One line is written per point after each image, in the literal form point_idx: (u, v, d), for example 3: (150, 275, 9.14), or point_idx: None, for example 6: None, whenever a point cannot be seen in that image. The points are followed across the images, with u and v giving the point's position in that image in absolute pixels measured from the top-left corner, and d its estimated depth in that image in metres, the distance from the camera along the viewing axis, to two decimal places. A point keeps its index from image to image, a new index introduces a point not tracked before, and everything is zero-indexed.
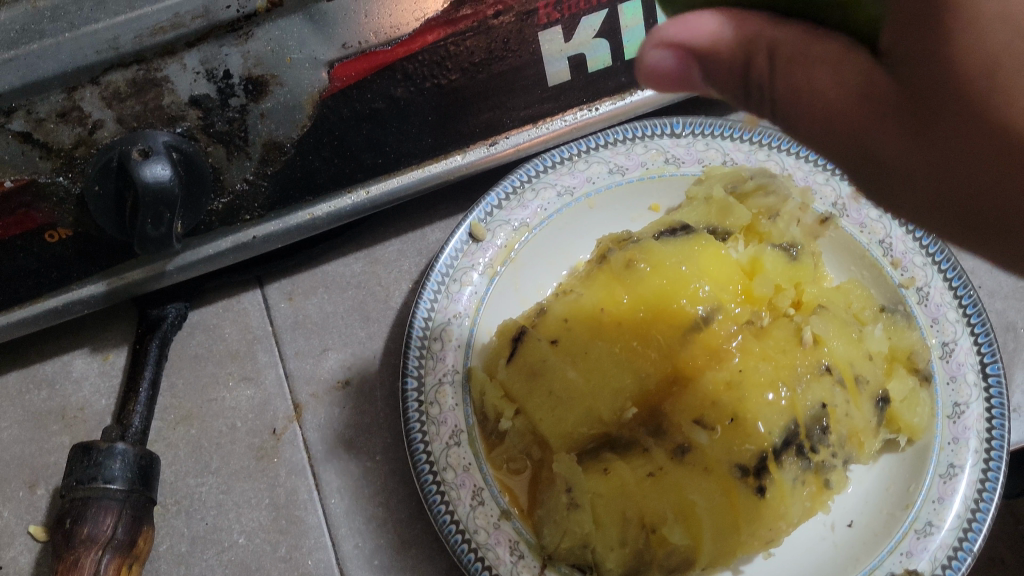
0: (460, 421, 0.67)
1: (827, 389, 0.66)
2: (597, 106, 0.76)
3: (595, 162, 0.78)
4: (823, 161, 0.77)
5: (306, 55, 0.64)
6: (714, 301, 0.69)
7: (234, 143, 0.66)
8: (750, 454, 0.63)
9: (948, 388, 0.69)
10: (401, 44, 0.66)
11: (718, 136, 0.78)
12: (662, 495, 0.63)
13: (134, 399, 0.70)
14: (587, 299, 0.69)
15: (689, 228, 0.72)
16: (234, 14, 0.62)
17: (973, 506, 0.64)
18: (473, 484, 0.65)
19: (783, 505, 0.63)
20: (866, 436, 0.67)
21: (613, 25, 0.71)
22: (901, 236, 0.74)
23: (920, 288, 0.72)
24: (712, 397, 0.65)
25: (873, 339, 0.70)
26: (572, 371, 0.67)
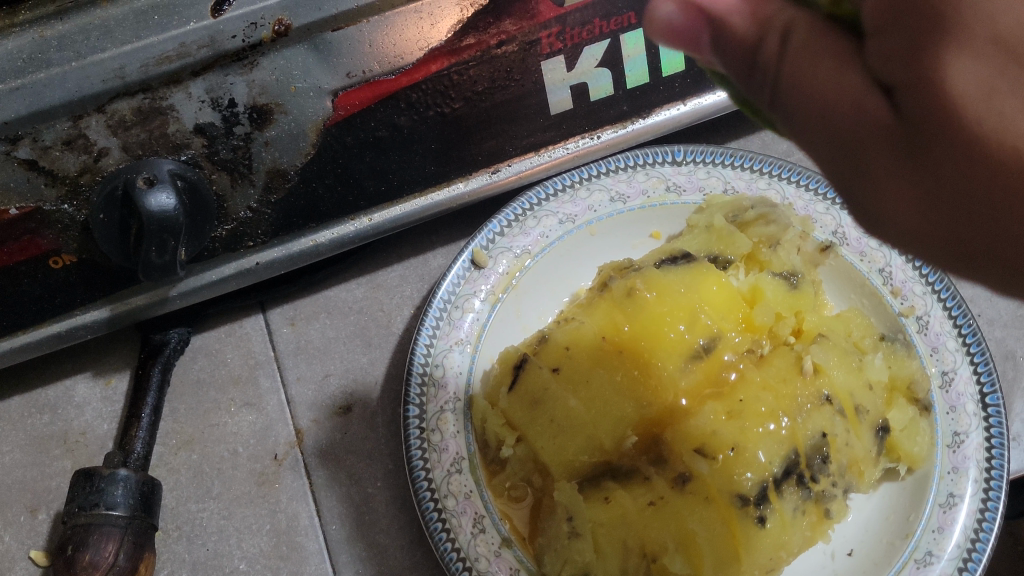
0: (461, 448, 0.68)
1: (827, 419, 0.66)
2: (599, 134, 0.76)
3: (597, 189, 0.78)
4: (823, 190, 0.77)
5: (310, 84, 0.65)
6: (714, 329, 0.69)
7: (239, 170, 0.67)
8: (751, 484, 0.63)
9: (947, 418, 0.69)
10: (405, 74, 0.66)
11: (719, 164, 0.79)
12: (663, 524, 0.63)
13: (136, 425, 0.70)
14: (589, 327, 0.69)
15: (690, 256, 0.73)
16: (239, 44, 0.62)
17: (973, 536, 0.64)
18: (474, 512, 0.65)
19: (783, 534, 0.63)
20: (866, 465, 0.67)
21: (615, 55, 0.71)
22: (901, 265, 0.74)
23: (920, 316, 0.73)
24: (712, 427, 0.65)
25: (874, 368, 0.70)
26: (573, 399, 0.67)
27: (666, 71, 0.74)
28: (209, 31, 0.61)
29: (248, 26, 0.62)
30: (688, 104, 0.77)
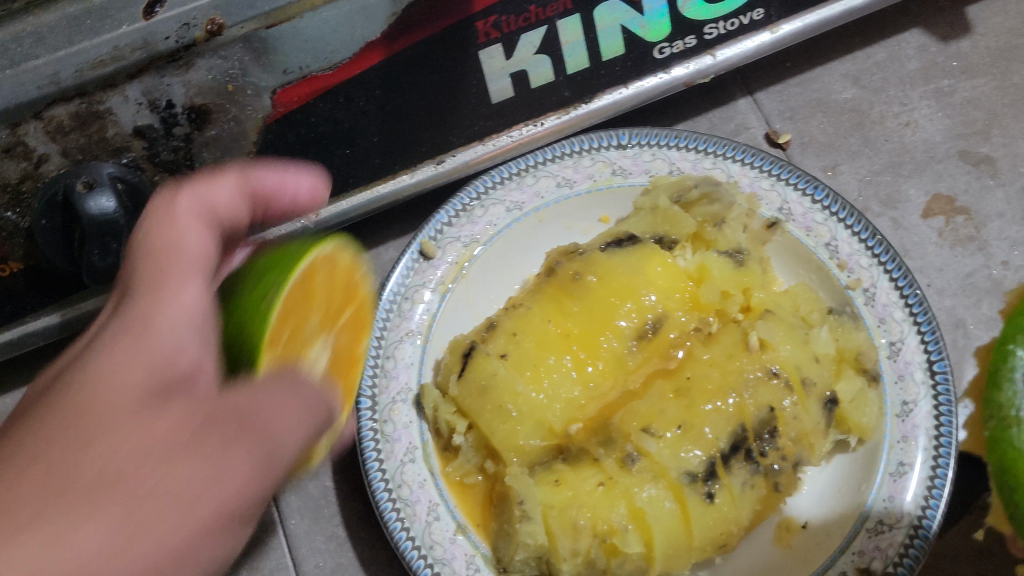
0: (414, 438, 0.69)
1: (774, 393, 0.66)
2: (542, 121, 0.76)
3: (544, 176, 0.78)
4: (768, 167, 0.77)
5: (248, 83, 0.65)
6: (660, 309, 0.70)
7: (180, 171, 0.68)
8: (698, 461, 0.64)
9: (896, 387, 0.70)
10: (343, 68, 0.67)
11: (664, 146, 0.78)
12: (612, 504, 0.63)
13: None
14: (535, 313, 0.70)
15: (635, 238, 0.73)
16: (173, 45, 0.62)
17: (924, 503, 0.65)
18: (429, 500, 0.67)
19: (732, 510, 0.64)
20: (816, 437, 0.67)
21: (552, 41, 0.71)
22: (847, 239, 0.74)
23: (866, 288, 0.73)
24: (660, 405, 0.66)
25: (819, 341, 0.70)
26: (521, 384, 0.67)
27: (606, 54, 0.74)
28: (142, 33, 0.61)
29: (181, 27, 0.62)
30: (630, 88, 0.77)
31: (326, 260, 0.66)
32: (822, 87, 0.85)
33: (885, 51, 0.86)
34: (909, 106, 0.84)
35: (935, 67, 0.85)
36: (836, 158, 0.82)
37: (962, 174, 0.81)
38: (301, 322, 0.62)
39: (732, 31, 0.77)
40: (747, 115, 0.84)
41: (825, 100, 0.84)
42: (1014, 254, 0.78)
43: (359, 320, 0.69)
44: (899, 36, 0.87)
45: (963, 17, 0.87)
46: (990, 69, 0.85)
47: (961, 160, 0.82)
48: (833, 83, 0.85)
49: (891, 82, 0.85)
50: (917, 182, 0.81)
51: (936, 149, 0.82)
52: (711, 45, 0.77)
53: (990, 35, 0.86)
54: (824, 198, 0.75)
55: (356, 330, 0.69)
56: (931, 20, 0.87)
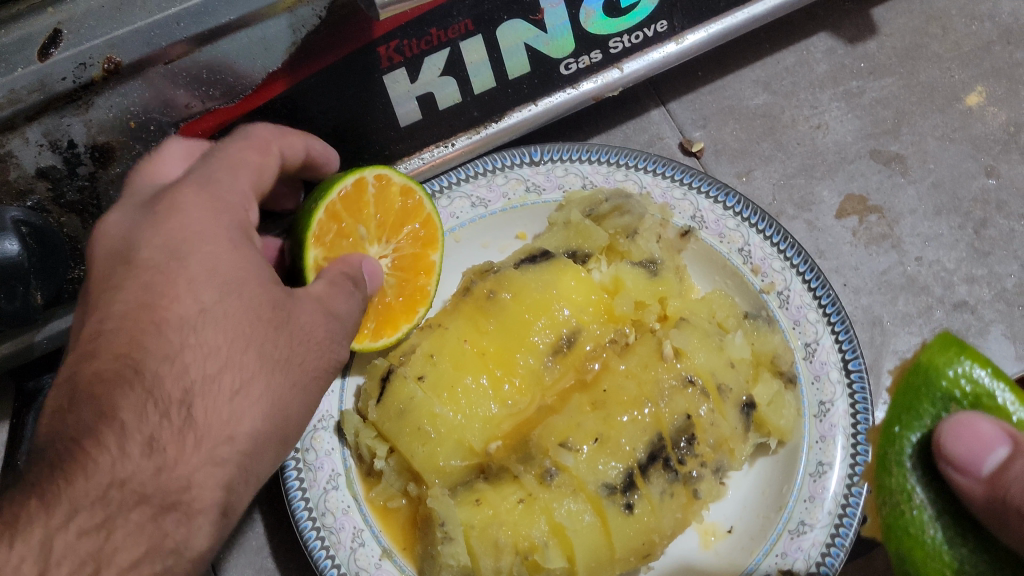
0: (336, 465, 0.69)
1: (690, 400, 0.67)
2: (453, 141, 0.77)
3: (458, 197, 0.79)
4: (679, 176, 0.78)
5: (150, 120, 0.66)
6: (574, 323, 0.70)
7: (88, 211, 0.69)
8: (616, 473, 0.64)
9: (813, 387, 0.71)
10: (245, 100, 0.68)
11: (577, 161, 0.79)
12: (533, 520, 0.63)
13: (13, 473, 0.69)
14: (451, 333, 0.70)
15: (548, 254, 0.73)
16: (70, 85, 0.62)
17: (844, 501, 0.66)
18: (354, 526, 0.67)
19: (652, 519, 0.64)
20: (735, 442, 0.68)
21: (457, 62, 0.72)
22: (759, 243, 0.75)
23: (780, 292, 0.74)
24: (578, 419, 0.66)
25: (735, 347, 0.70)
26: (439, 405, 0.67)
27: (513, 73, 0.75)
28: (38, 75, 0.61)
29: (78, 67, 0.61)
30: (539, 105, 0.78)
31: (382, 185, 0.72)
32: (733, 94, 0.86)
33: (794, 56, 0.87)
34: (819, 109, 0.85)
35: (843, 70, 0.87)
36: (750, 163, 0.83)
37: (874, 174, 0.82)
38: (347, 227, 0.70)
39: (637, 44, 0.78)
40: (660, 126, 0.84)
41: (737, 107, 0.85)
42: (927, 249, 0.79)
43: (405, 214, 0.74)
44: (807, 41, 0.88)
45: (869, 19, 0.89)
46: (897, 69, 0.86)
47: (872, 160, 0.83)
48: (744, 90, 0.86)
49: (800, 86, 0.86)
50: (830, 183, 0.82)
51: (847, 149, 0.83)
52: (617, 58, 0.78)
53: (895, 36, 0.88)
54: (736, 204, 0.77)
55: (422, 245, 0.75)
56: (837, 23, 0.88)
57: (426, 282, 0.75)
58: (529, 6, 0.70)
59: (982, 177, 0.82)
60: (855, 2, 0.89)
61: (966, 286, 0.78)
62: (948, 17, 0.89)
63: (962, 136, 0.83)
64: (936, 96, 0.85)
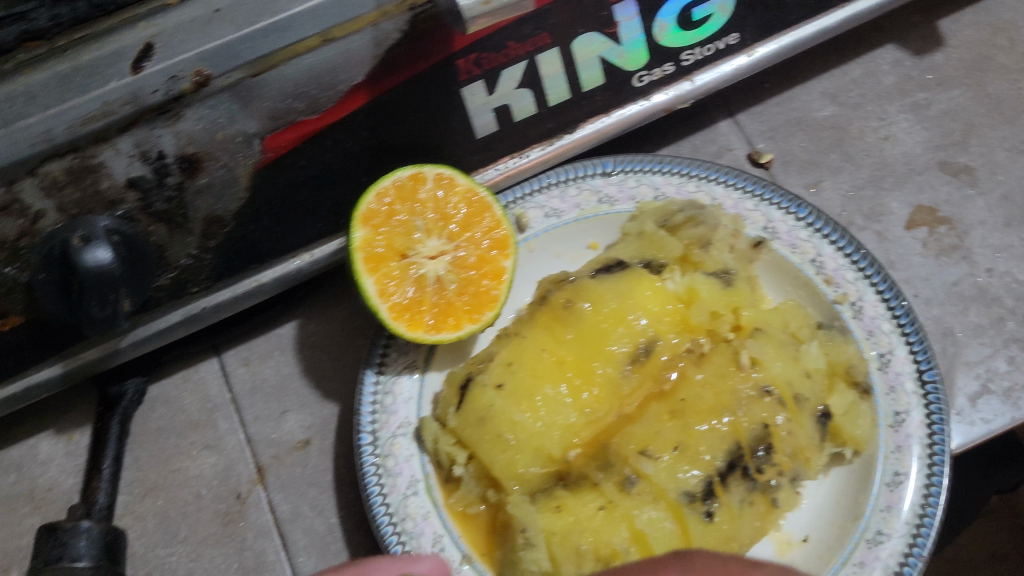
0: (415, 471, 0.70)
1: (768, 409, 0.68)
2: (528, 153, 0.78)
3: (531, 207, 0.80)
4: (751, 187, 0.78)
5: (237, 130, 0.67)
6: (651, 332, 0.70)
7: (175, 221, 0.69)
8: (696, 481, 0.65)
9: (888, 398, 0.71)
10: (328, 112, 0.68)
11: (648, 172, 0.80)
12: (614, 527, 0.64)
13: (98, 476, 0.72)
14: (530, 341, 0.71)
15: (623, 264, 0.74)
16: (161, 98, 0.63)
17: (921, 511, 0.66)
18: (433, 532, 0.68)
19: (732, 528, 0.65)
20: (811, 451, 0.69)
21: (534, 75, 0.73)
22: (832, 254, 0.76)
23: (854, 302, 0.74)
24: (657, 428, 0.67)
25: (810, 356, 0.72)
26: (518, 413, 0.68)
27: (587, 85, 0.76)
28: (131, 88, 0.62)
29: (169, 80, 0.63)
30: (611, 116, 0.79)
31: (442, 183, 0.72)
32: (801, 106, 0.86)
33: (861, 68, 0.88)
34: (887, 120, 0.85)
35: (910, 81, 0.87)
36: (819, 174, 0.83)
37: (943, 185, 0.83)
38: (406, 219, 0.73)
39: (709, 56, 0.79)
40: (729, 137, 0.85)
41: (804, 119, 0.86)
42: (998, 260, 0.79)
43: (471, 220, 0.75)
44: (873, 52, 0.88)
45: (936, 31, 0.89)
46: (965, 81, 0.87)
47: (941, 171, 0.83)
48: (811, 102, 0.87)
49: (868, 98, 0.87)
50: (900, 194, 0.82)
51: (916, 161, 0.84)
52: (688, 71, 0.79)
53: (962, 47, 0.88)
54: (807, 215, 0.77)
55: (495, 246, 0.75)
56: (903, 36, 0.89)
57: (495, 287, 0.74)
58: (605, 19, 0.71)
59: None
60: (921, 14, 0.90)
61: None
62: (1014, 29, 0.89)
63: None
64: (1005, 107, 0.85)
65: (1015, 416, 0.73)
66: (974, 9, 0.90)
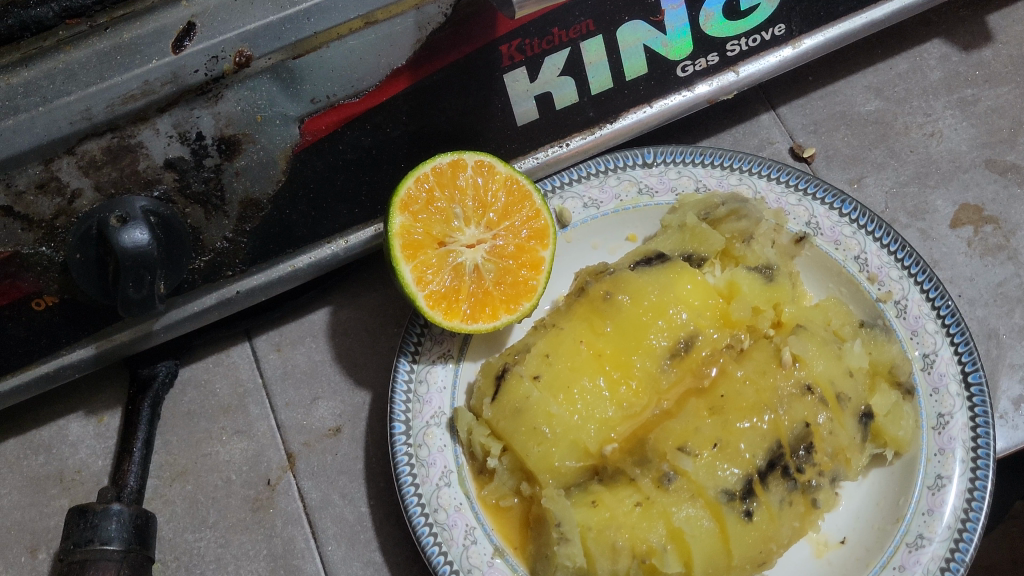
0: (448, 462, 0.69)
1: (809, 408, 0.67)
2: (567, 142, 0.76)
3: (570, 197, 0.78)
4: (795, 181, 0.77)
5: (276, 112, 0.66)
6: (692, 327, 0.69)
7: (212, 203, 0.67)
8: (735, 479, 0.64)
9: (931, 400, 0.70)
10: (368, 96, 0.67)
11: (690, 163, 0.78)
12: (651, 525, 0.63)
13: (128, 459, 0.71)
14: (567, 333, 0.70)
15: (664, 257, 0.72)
16: (201, 78, 0.62)
17: (964, 516, 0.66)
18: (466, 524, 0.67)
19: (771, 527, 0.64)
20: (852, 452, 0.68)
21: (577, 63, 0.72)
22: (876, 251, 0.74)
23: (898, 301, 0.73)
24: (695, 424, 0.66)
25: (853, 355, 0.70)
26: (555, 405, 0.67)
27: (630, 74, 0.74)
28: (171, 67, 0.62)
29: (210, 60, 0.62)
30: (654, 106, 0.77)
31: (482, 170, 0.70)
32: (845, 100, 0.85)
33: (907, 62, 0.86)
34: (933, 116, 0.84)
35: (957, 77, 0.85)
36: (862, 169, 0.82)
37: (989, 183, 0.81)
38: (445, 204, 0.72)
39: (754, 47, 0.77)
40: (770, 130, 0.84)
41: (848, 113, 0.84)
42: None
43: (511, 208, 0.73)
44: (920, 47, 0.86)
45: (984, 25, 0.87)
46: (1013, 78, 0.85)
47: (987, 169, 0.82)
48: (856, 95, 0.85)
49: (914, 93, 0.85)
50: (945, 192, 0.81)
51: (962, 158, 0.82)
52: (733, 62, 0.78)
53: (1011, 44, 0.86)
54: (852, 211, 0.75)
55: (533, 237, 0.74)
56: (952, 30, 0.87)
57: (534, 278, 0.73)
58: (651, 7, 0.70)
59: None
60: (969, 8, 0.87)
61: None
62: None
63: None
64: None
65: None
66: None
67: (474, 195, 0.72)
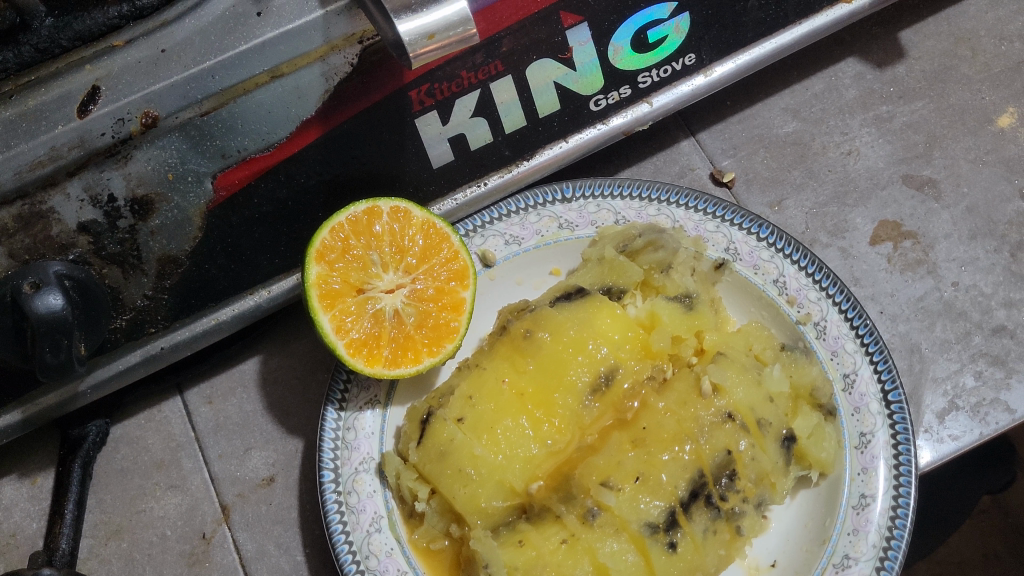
0: (378, 507, 0.70)
1: (729, 435, 0.67)
2: (485, 181, 0.77)
3: (492, 235, 0.79)
4: (712, 209, 0.78)
5: (189, 170, 0.66)
6: (612, 361, 0.69)
7: (129, 262, 0.67)
8: (658, 511, 0.64)
9: (853, 419, 0.71)
10: (280, 148, 0.68)
11: (609, 196, 0.79)
12: (577, 562, 0.64)
13: (60, 522, 0.71)
14: (490, 374, 0.70)
15: (583, 291, 0.73)
16: (109, 141, 0.63)
17: (888, 534, 0.66)
18: (397, 569, 0.67)
19: (696, 557, 0.65)
20: (776, 476, 0.69)
21: (488, 103, 0.72)
22: (794, 274, 0.75)
23: (817, 322, 0.74)
24: (618, 458, 0.66)
25: (773, 380, 0.70)
26: (479, 446, 0.67)
27: (543, 111, 0.75)
28: (78, 131, 0.62)
29: (116, 122, 0.63)
30: (569, 141, 0.78)
31: (398, 216, 0.71)
32: (763, 123, 0.86)
33: (823, 82, 0.87)
34: (850, 134, 0.85)
35: (873, 94, 0.86)
36: (781, 192, 0.83)
37: (907, 199, 0.82)
38: (362, 251, 0.72)
39: (665, 77, 0.78)
40: (691, 156, 0.85)
41: (767, 136, 0.85)
42: (963, 274, 0.79)
43: (429, 251, 0.74)
44: (835, 66, 0.87)
45: (897, 42, 0.88)
46: (926, 93, 0.86)
47: (905, 185, 0.83)
48: (773, 118, 0.86)
49: (830, 112, 0.86)
50: (863, 210, 0.82)
51: (879, 175, 0.83)
52: (646, 93, 0.78)
53: (924, 59, 0.87)
54: (769, 235, 0.77)
55: (454, 278, 0.75)
56: (865, 48, 0.88)
57: (455, 319, 0.74)
58: (558, 45, 0.71)
59: (1016, 199, 0.82)
60: (882, 25, 0.89)
61: (1003, 310, 0.78)
62: (976, 38, 0.88)
63: (994, 158, 0.83)
64: (968, 118, 0.85)
65: (982, 432, 0.74)
66: (936, 19, 0.89)
67: (391, 241, 0.73)
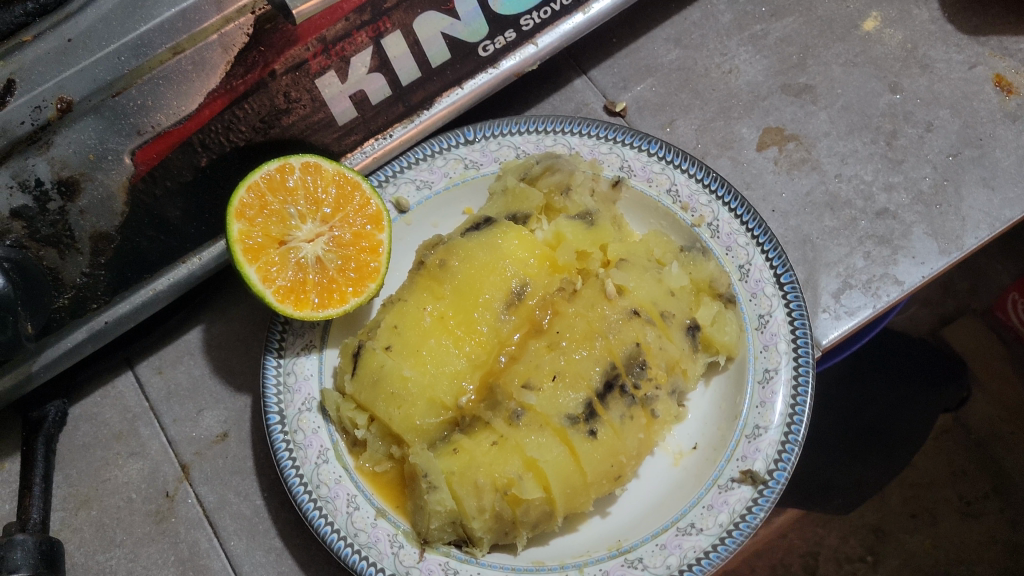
0: (324, 441, 0.75)
1: (637, 329, 0.72)
2: (390, 132, 0.83)
3: (404, 182, 0.84)
4: (604, 133, 0.84)
5: (108, 149, 0.70)
6: (522, 277, 0.75)
7: (63, 243, 0.72)
8: (577, 403, 0.69)
9: (752, 303, 0.77)
10: (191, 119, 0.71)
11: (508, 134, 0.85)
12: (508, 459, 0.68)
13: (30, 494, 0.75)
14: (411, 304, 0.75)
15: (491, 220, 0.78)
16: (29, 128, 0.68)
17: (793, 404, 0.73)
18: (347, 493, 0.72)
19: (617, 442, 0.70)
20: (686, 363, 0.74)
21: (382, 59, 0.77)
22: (685, 181, 0.81)
23: (710, 223, 0.80)
24: (536, 361, 0.71)
25: (673, 277, 0.76)
26: (408, 369, 0.72)
27: (435, 62, 0.80)
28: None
29: (34, 111, 0.68)
30: (464, 88, 0.84)
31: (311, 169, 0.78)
32: (648, 54, 0.91)
33: (699, 10, 0.93)
34: (729, 54, 0.91)
35: (747, 16, 0.92)
36: (671, 114, 0.89)
37: (787, 106, 0.88)
38: (281, 205, 0.78)
39: (547, 18, 0.83)
40: (584, 93, 0.90)
41: (653, 65, 0.91)
42: (845, 166, 0.85)
43: (342, 200, 0.80)
44: None
45: None
46: (795, 8, 0.92)
47: (784, 94, 0.89)
48: (657, 48, 0.92)
49: (709, 37, 0.92)
50: (748, 121, 0.88)
51: (760, 88, 0.89)
52: (530, 35, 0.84)
53: None
54: (658, 149, 0.82)
55: (371, 223, 0.80)
56: None
57: (374, 260, 0.80)
58: None
59: (887, 93, 0.88)
60: None
61: (885, 194, 0.84)
62: None
63: (864, 60, 0.89)
64: (836, 26, 0.91)
65: (876, 306, 0.79)
66: None
67: (306, 195, 0.79)
